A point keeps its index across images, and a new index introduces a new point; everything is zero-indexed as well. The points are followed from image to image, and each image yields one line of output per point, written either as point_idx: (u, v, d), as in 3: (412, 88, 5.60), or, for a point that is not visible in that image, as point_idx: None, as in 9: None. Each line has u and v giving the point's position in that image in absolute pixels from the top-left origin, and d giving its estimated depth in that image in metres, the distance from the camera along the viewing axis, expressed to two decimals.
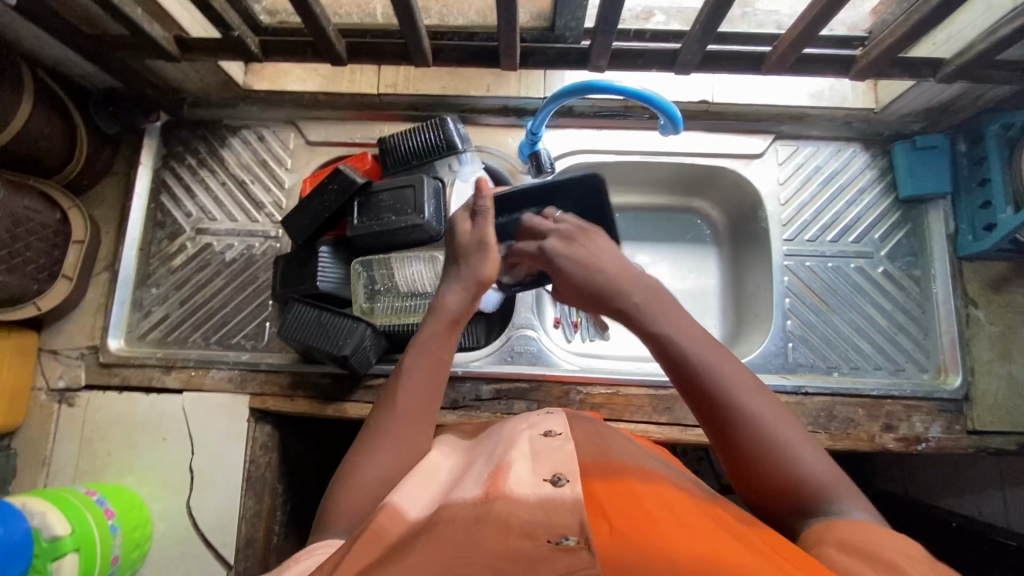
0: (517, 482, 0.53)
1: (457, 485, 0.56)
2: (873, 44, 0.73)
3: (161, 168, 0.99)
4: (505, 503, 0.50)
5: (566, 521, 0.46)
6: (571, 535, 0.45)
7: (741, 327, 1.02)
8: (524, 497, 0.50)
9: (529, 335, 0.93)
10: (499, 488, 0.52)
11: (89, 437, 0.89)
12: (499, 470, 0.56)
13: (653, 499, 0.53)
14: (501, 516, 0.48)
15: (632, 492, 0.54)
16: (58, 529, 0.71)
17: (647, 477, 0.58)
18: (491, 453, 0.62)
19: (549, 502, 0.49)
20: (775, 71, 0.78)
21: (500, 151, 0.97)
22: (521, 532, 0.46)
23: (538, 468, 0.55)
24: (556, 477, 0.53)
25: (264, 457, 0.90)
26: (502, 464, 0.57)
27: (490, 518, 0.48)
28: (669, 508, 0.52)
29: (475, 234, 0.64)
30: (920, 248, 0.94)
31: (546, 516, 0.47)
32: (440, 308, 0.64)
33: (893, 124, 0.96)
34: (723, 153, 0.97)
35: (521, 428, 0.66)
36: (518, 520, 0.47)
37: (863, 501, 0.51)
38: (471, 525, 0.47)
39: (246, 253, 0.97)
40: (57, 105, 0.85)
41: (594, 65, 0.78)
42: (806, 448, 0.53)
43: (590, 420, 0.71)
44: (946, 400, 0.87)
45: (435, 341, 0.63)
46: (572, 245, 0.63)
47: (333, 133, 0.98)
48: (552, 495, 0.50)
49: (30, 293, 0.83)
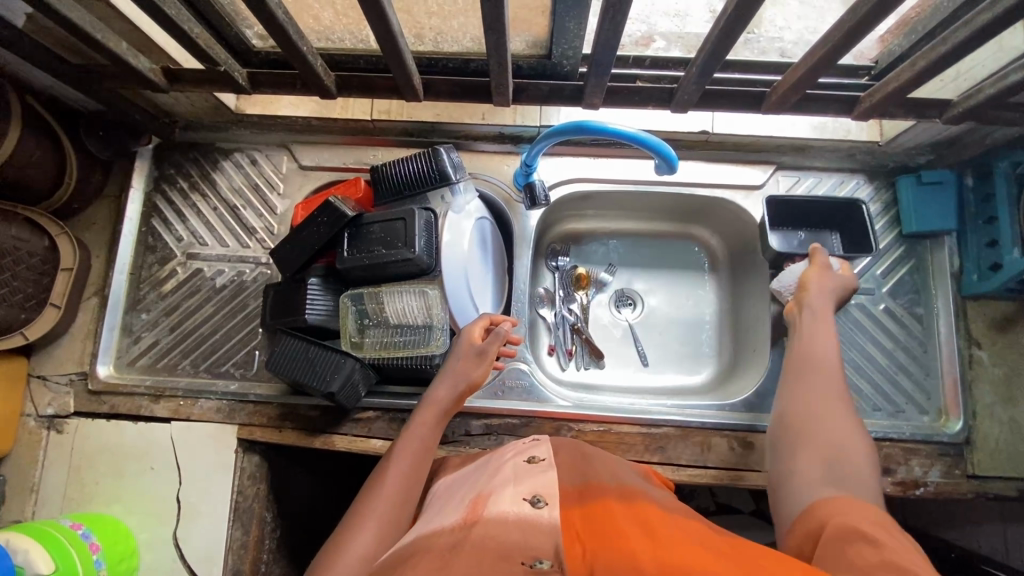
0: (498, 505, 0.53)
1: (441, 515, 0.58)
2: (878, 86, 0.71)
3: (152, 191, 0.98)
4: (483, 525, 0.50)
5: (542, 546, 0.47)
6: (544, 560, 0.46)
7: (737, 360, 1.00)
8: (501, 519, 0.51)
9: (521, 368, 0.92)
10: (478, 513, 0.53)
11: (77, 465, 0.88)
12: (481, 498, 0.56)
13: (628, 513, 0.52)
14: (476, 541, 0.48)
15: (609, 508, 0.53)
16: (41, 567, 0.70)
17: (623, 494, 0.57)
18: (477, 480, 0.63)
19: (527, 522, 0.50)
20: (776, 109, 0.75)
21: (496, 179, 0.96)
22: (497, 555, 0.46)
23: (517, 490, 0.56)
24: (535, 498, 0.54)
25: (252, 487, 0.90)
26: (484, 493, 0.58)
27: (468, 543, 0.49)
28: (643, 521, 0.51)
29: (471, 344, 0.78)
30: (923, 284, 0.92)
31: (523, 538, 0.48)
32: (431, 401, 0.74)
33: (899, 156, 0.93)
34: (722, 183, 0.95)
35: (507, 456, 0.67)
36: (495, 543, 0.48)
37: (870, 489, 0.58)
38: (447, 555, 0.48)
39: (236, 280, 0.96)
40: (47, 132, 0.84)
41: (588, 102, 0.76)
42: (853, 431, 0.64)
43: (575, 443, 0.71)
44: (946, 444, 0.85)
45: (421, 425, 0.72)
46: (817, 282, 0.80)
47: (326, 158, 0.97)
48: (530, 516, 0.51)
49: (17, 322, 0.83)
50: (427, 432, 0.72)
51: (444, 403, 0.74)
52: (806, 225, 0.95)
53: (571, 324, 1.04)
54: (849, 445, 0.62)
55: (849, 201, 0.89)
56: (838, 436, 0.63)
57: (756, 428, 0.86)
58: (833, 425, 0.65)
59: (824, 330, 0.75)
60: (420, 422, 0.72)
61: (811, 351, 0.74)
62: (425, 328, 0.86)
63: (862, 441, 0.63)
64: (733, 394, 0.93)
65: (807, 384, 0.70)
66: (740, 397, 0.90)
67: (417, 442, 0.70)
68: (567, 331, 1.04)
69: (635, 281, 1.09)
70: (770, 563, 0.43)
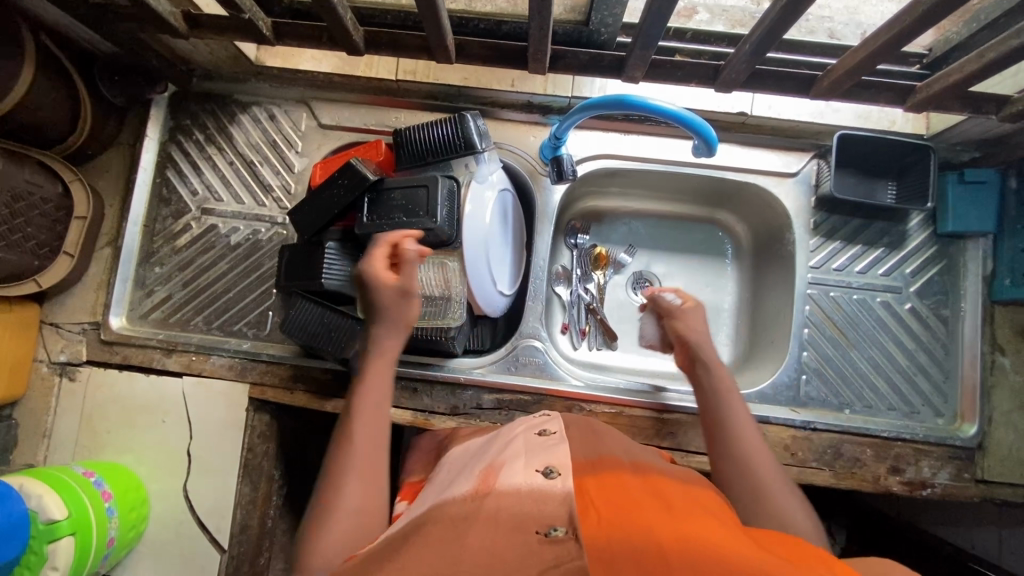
0: (512, 476, 0.53)
1: (455, 484, 0.58)
2: (936, 78, 0.67)
3: (167, 142, 0.96)
4: (496, 497, 0.51)
5: (556, 513, 0.47)
6: (559, 527, 0.46)
7: (753, 350, 0.99)
8: (514, 489, 0.51)
9: (535, 345, 0.90)
10: (490, 485, 0.53)
11: (89, 413, 0.89)
12: (491, 468, 0.57)
13: (642, 487, 0.53)
14: (489, 511, 0.49)
15: (622, 480, 0.54)
16: (55, 513, 0.71)
17: (637, 466, 0.58)
18: (489, 453, 0.62)
19: (539, 493, 0.50)
20: (824, 96, 0.71)
21: (521, 150, 0.92)
22: (511, 527, 0.46)
23: (530, 463, 0.56)
24: (548, 469, 0.54)
25: (262, 446, 0.90)
26: (496, 461, 0.58)
27: (479, 517, 0.48)
28: (660, 496, 0.52)
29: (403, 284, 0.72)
30: (952, 286, 0.89)
31: (535, 508, 0.48)
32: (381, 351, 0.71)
33: (943, 151, 0.89)
34: (754, 169, 0.91)
35: (519, 428, 0.67)
36: (505, 516, 0.48)
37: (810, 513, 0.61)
38: (460, 524, 0.48)
39: (251, 238, 0.94)
40: (60, 73, 0.80)
41: (628, 75, 0.72)
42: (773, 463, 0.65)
43: (587, 416, 0.72)
44: (958, 447, 0.85)
45: (375, 375, 0.70)
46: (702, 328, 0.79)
47: (345, 118, 0.94)
48: (542, 487, 0.51)
49: (30, 269, 0.81)
50: (382, 381, 0.69)
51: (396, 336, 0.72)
52: (862, 170, 0.90)
53: (586, 304, 1.03)
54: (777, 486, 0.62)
55: (924, 144, 0.84)
56: (767, 480, 0.63)
57: (769, 420, 0.86)
58: (758, 463, 0.64)
59: (718, 381, 0.73)
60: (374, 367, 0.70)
61: (730, 397, 0.71)
62: (440, 300, 0.84)
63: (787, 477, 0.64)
64: (748, 384, 0.92)
65: (730, 443, 0.67)
66: (753, 388, 0.90)
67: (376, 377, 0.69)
68: (582, 311, 1.03)
69: (654, 264, 1.07)
70: (781, 543, 0.45)
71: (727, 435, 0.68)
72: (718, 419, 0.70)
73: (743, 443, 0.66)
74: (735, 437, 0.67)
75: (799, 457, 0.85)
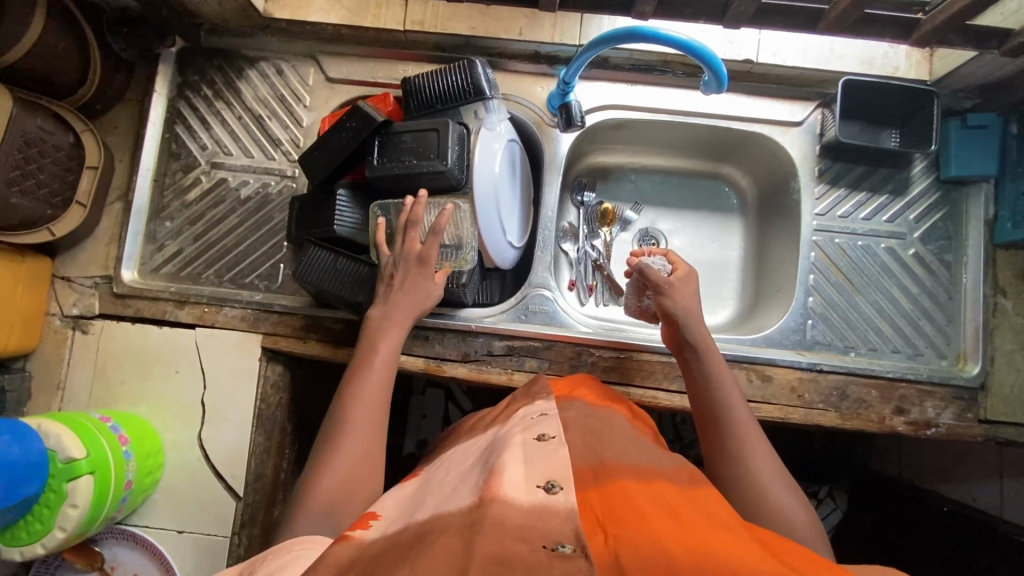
0: (513, 486, 0.51)
1: (453, 491, 0.55)
2: (941, 9, 0.68)
3: (176, 97, 0.96)
4: (498, 507, 0.48)
5: (561, 530, 0.45)
6: (566, 543, 0.44)
7: (759, 301, 1.01)
8: (517, 502, 0.49)
9: (544, 294, 0.92)
10: (494, 490, 0.50)
11: (103, 365, 0.89)
12: (493, 471, 0.54)
13: (646, 494, 0.52)
14: (493, 520, 0.46)
15: (626, 490, 0.52)
16: (74, 452, 0.71)
17: (640, 473, 0.56)
18: (487, 456, 0.59)
19: (543, 510, 0.48)
20: (831, 31, 0.72)
21: (528, 101, 0.93)
22: (516, 537, 0.44)
23: (531, 473, 0.53)
24: (549, 483, 0.51)
25: (275, 396, 0.91)
26: (497, 465, 0.55)
27: (485, 523, 0.46)
28: (665, 505, 0.51)
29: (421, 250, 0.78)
30: (954, 232, 0.91)
31: (539, 522, 0.46)
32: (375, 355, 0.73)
33: (945, 99, 0.90)
34: (760, 118, 0.92)
35: (516, 430, 0.63)
36: (512, 524, 0.45)
37: (801, 501, 0.62)
38: (465, 533, 0.45)
39: (261, 192, 0.94)
40: (71, 22, 0.81)
41: (638, 12, 0.73)
42: (763, 454, 0.65)
43: (585, 409, 0.70)
44: (961, 388, 0.86)
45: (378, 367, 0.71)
46: (685, 303, 0.76)
47: (354, 71, 0.94)
48: (545, 504, 0.49)
49: (43, 217, 0.82)
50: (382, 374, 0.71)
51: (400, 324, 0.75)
52: (868, 118, 0.91)
53: (593, 260, 1.04)
54: (764, 480, 0.63)
55: (928, 89, 0.85)
56: (757, 474, 0.63)
57: (776, 361, 0.87)
58: (748, 454, 0.65)
59: (705, 362, 0.72)
60: (377, 358, 0.72)
61: (722, 384, 0.71)
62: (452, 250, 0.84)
63: (777, 468, 0.64)
64: (755, 330, 0.94)
65: (720, 435, 0.67)
66: (760, 334, 0.91)
67: (380, 370, 0.71)
68: (589, 267, 1.04)
69: (660, 220, 1.08)
70: (792, 555, 0.45)
71: (720, 427, 0.68)
72: (711, 409, 0.69)
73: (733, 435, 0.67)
74: (728, 427, 0.68)
75: (805, 399, 0.86)
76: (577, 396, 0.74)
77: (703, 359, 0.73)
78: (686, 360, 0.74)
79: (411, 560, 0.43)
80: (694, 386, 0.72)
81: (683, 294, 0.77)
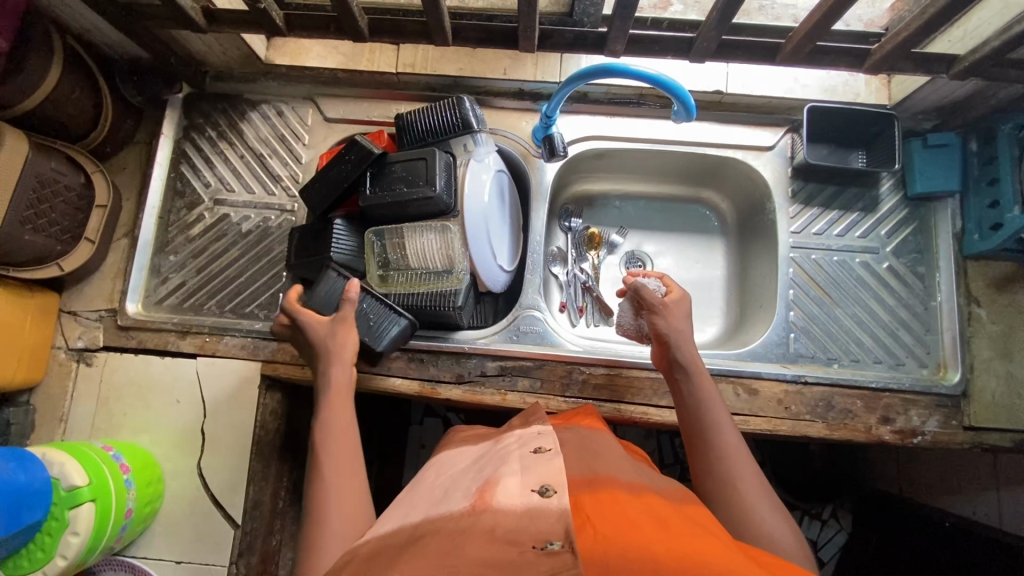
0: (505, 495, 0.51)
1: (448, 499, 0.55)
2: (888, 38, 0.74)
3: (181, 138, 1.01)
4: (491, 514, 0.49)
5: (552, 527, 0.45)
6: (555, 539, 0.44)
7: (743, 318, 1.04)
8: (510, 509, 0.49)
9: (535, 315, 0.95)
10: (487, 501, 0.51)
11: (105, 396, 0.92)
12: (488, 483, 0.55)
13: (637, 505, 0.52)
14: (486, 525, 0.47)
15: (618, 499, 0.53)
16: (77, 479, 0.73)
17: (633, 486, 0.56)
18: (481, 470, 0.60)
19: (536, 510, 0.48)
20: (790, 62, 0.78)
21: (514, 134, 0.99)
22: (506, 540, 0.45)
23: (526, 480, 0.53)
24: (543, 487, 0.51)
25: (274, 423, 0.93)
26: (492, 480, 0.56)
27: (476, 530, 0.47)
28: (655, 514, 0.51)
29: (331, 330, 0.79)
30: (926, 245, 0.95)
31: (530, 522, 0.47)
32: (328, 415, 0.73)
33: (905, 121, 0.96)
34: (734, 144, 0.97)
35: (511, 447, 0.63)
36: (503, 529, 0.46)
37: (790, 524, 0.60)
38: (457, 537, 0.47)
39: (262, 226, 0.99)
40: (86, 73, 0.87)
41: (610, 50, 0.79)
42: (751, 472, 0.64)
43: (580, 434, 0.70)
44: (944, 396, 0.88)
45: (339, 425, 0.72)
46: (676, 324, 0.78)
47: (351, 111, 1.00)
48: (539, 506, 0.49)
49: (54, 253, 0.86)
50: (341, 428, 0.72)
51: (344, 379, 0.77)
52: (835, 141, 0.97)
53: (582, 283, 1.07)
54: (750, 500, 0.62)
55: (889, 113, 0.91)
56: (744, 491, 0.62)
57: (761, 375, 0.89)
58: (735, 472, 0.64)
59: (692, 380, 0.73)
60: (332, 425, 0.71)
61: (709, 400, 0.71)
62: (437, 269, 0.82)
63: (763, 487, 0.63)
64: (741, 345, 0.96)
65: (707, 451, 0.66)
66: (745, 349, 0.94)
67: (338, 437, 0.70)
68: (579, 289, 1.07)
69: (646, 242, 1.13)
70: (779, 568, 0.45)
71: (706, 443, 0.67)
72: (698, 427, 0.69)
73: (719, 451, 0.66)
74: (711, 448, 0.67)
75: (793, 410, 0.88)
76: (571, 423, 0.74)
77: (691, 379, 0.73)
78: (676, 379, 0.75)
79: (404, 562, 0.45)
80: (683, 404, 0.73)
81: (676, 316, 0.78)
